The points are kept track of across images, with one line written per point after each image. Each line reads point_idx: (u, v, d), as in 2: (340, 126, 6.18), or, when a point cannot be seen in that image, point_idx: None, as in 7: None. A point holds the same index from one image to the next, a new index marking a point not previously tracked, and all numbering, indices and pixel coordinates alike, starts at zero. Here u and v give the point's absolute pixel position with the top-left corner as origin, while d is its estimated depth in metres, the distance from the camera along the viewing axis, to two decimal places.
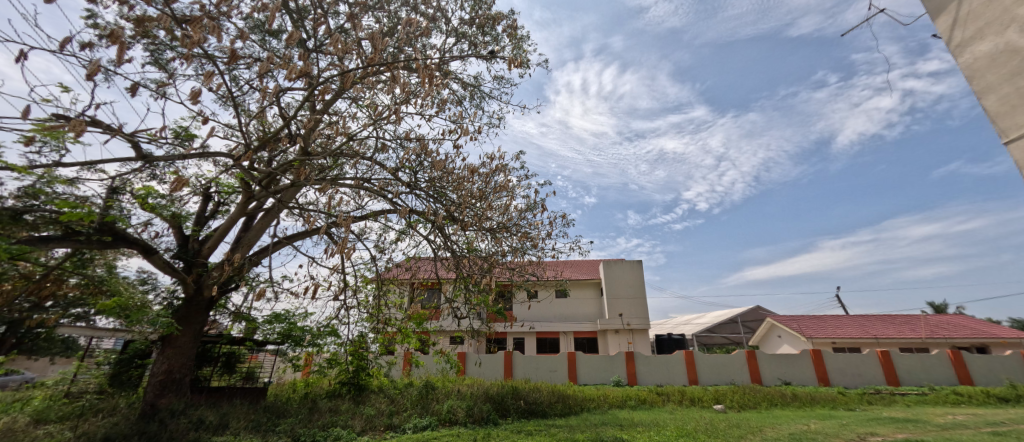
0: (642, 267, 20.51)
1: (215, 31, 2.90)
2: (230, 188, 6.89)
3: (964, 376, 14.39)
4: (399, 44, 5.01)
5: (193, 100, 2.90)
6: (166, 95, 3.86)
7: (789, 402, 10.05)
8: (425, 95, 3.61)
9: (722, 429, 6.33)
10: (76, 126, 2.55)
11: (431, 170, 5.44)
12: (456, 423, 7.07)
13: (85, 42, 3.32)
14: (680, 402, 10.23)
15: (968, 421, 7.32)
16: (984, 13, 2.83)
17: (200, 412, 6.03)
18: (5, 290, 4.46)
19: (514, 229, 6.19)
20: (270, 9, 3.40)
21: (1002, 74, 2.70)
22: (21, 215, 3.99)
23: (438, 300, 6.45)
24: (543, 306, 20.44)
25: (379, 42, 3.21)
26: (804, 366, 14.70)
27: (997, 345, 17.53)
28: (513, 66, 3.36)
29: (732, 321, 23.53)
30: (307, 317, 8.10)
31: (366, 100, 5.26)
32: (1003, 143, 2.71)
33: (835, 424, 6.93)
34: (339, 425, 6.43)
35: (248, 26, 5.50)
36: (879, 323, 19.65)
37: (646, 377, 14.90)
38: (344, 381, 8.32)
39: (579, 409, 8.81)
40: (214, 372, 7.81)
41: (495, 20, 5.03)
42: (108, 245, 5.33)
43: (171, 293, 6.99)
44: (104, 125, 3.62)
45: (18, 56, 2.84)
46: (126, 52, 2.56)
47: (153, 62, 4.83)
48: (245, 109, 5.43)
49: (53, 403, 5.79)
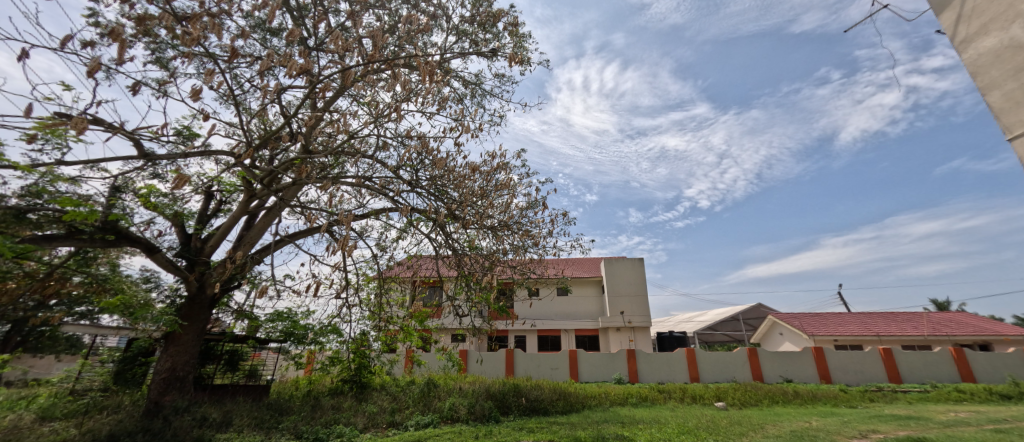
0: (644, 265, 20.52)
1: (215, 29, 2.90)
2: (232, 187, 6.90)
3: (967, 374, 14.34)
4: (399, 41, 4.99)
5: (193, 97, 2.90)
6: (167, 93, 3.86)
7: (790, 399, 10.04)
8: (427, 91, 3.60)
9: (723, 427, 6.32)
10: (77, 125, 2.55)
11: (432, 168, 5.44)
12: (457, 421, 7.10)
13: (85, 41, 3.31)
14: (681, 399, 10.24)
15: (970, 419, 7.29)
16: (988, 9, 2.82)
17: (204, 410, 6.07)
18: (7, 289, 4.47)
19: (515, 227, 6.19)
20: (270, 7, 3.41)
21: (1007, 70, 2.68)
22: (23, 215, 4.01)
23: (439, 298, 6.47)
24: (544, 304, 20.48)
25: (379, 41, 3.22)
26: (806, 363, 14.70)
27: (1001, 342, 17.43)
28: (513, 64, 3.35)
29: (733, 319, 23.52)
30: (310, 315, 8.10)
31: (367, 98, 5.25)
32: (1007, 140, 2.70)
33: (837, 421, 6.93)
34: (341, 422, 6.47)
35: (250, 25, 5.50)
36: (880, 321, 19.61)
37: (648, 375, 14.90)
38: (346, 379, 8.38)
39: (580, 406, 8.83)
40: (217, 370, 7.81)
41: (495, 17, 5.00)
42: (112, 244, 5.34)
43: (175, 292, 7.06)
44: (105, 123, 3.63)
45: (19, 55, 2.84)
46: (127, 50, 2.55)
47: (153, 61, 4.84)
48: (246, 108, 5.45)
49: (58, 400, 5.82)
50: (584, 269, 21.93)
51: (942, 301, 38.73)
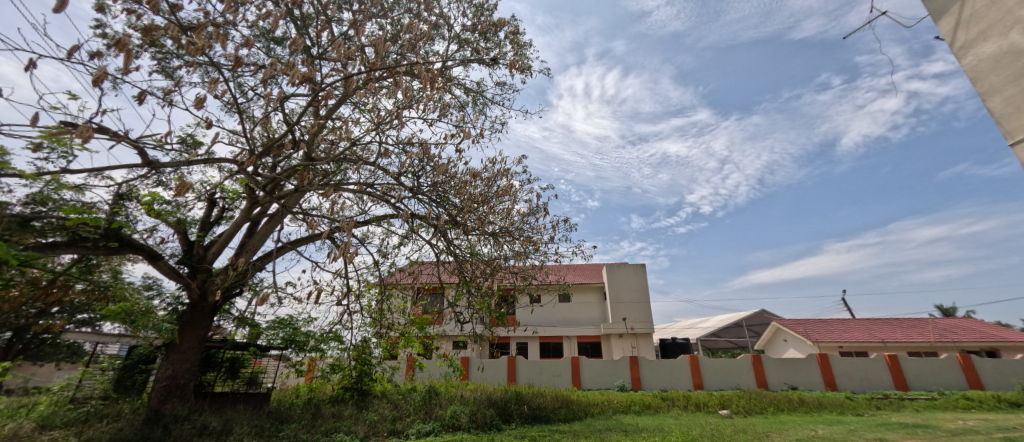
0: (644, 271, 20.45)
1: (219, 39, 2.95)
2: (235, 195, 6.96)
3: (976, 381, 14.13)
4: (401, 49, 5.03)
5: (196, 105, 2.99)
6: (173, 103, 3.93)
7: (797, 407, 9.90)
8: (428, 98, 3.64)
9: (728, 435, 6.23)
10: (82, 132, 2.57)
11: (434, 175, 5.53)
12: (459, 429, 7.06)
13: (94, 52, 3.35)
14: (685, 407, 10.14)
15: (979, 427, 7.15)
16: (987, 16, 2.83)
17: (204, 418, 6.01)
18: (9, 296, 4.51)
19: (517, 233, 6.18)
20: (275, 15, 3.46)
21: (1006, 76, 2.70)
22: (28, 222, 4.09)
23: (440, 305, 6.62)
24: (545, 310, 20.43)
25: (382, 48, 3.28)
26: (811, 370, 14.55)
27: (1009, 348, 17.18)
28: (513, 70, 3.41)
29: (738, 325, 22.49)
30: (311, 322, 8.11)
31: (369, 105, 5.32)
32: (1009, 145, 2.71)
33: (844, 429, 6.85)
34: (342, 430, 6.42)
35: (253, 33, 5.60)
36: (883, 326, 19.57)
37: (649, 382, 14.75)
38: (347, 386, 8.31)
39: (583, 414, 8.71)
40: (218, 378, 7.75)
41: (495, 26, 5.09)
42: (115, 252, 5.32)
43: (176, 299, 7.11)
44: (111, 132, 3.70)
45: (27, 64, 2.89)
46: (133, 60, 2.58)
47: (160, 70, 4.92)
48: (250, 116, 5.52)
49: (58, 409, 5.72)
50: (586, 275, 21.89)
51: (947, 309, 38.13)
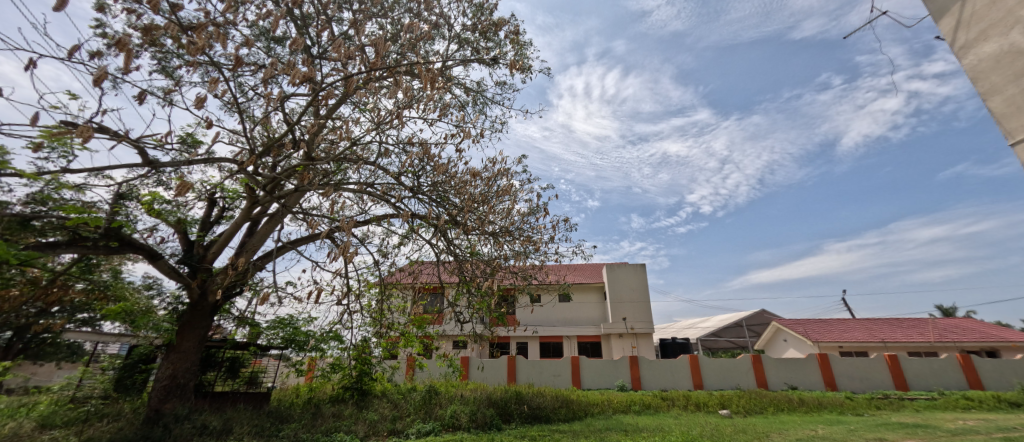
0: (644, 271, 20.45)
1: (219, 39, 2.95)
2: (235, 194, 6.96)
3: (976, 382, 14.13)
4: (401, 48, 5.02)
5: (196, 105, 2.99)
6: (173, 102, 3.93)
7: (797, 407, 9.90)
8: (428, 98, 3.64)
9: (728, 435, 6.23)
10: (82, 132, 2.57)
11: (434, 175, 5.53)
12: (459, 429, 7.07)
13: (94, 51, 3.34)
14: (685, 407, 10.14)
15: (979, 427, 7.14)
16: (987, 15, 2.83)
17: (204, 418, 6.01)
18: (10, 296, 4.51)
19: (517, 233, 6.17)
20: (275, 15, 3.47)
21: (1007, 76, 2.70)
22: (28, 222, 4.09)
23: (440, 304, 6.62)
24: (545, 310, 20.43)
25: (382, 48, 3.28)
26: (811, 370, 14.54)
27: (1009, 348, 17.17)
28: (514, 70, 3.41)
29: (738, 325, 22.43)
30: (311, 322, 8.12)
31: (369, 105, 5.32)
32: (1009, 145, 2.71)
33: (844, 429, 6.85)
34: (342, 430, 6.43)
35: (253, 33, 5.60)
36: (883, 326, 19.57)
37: (649, 382, 14.75)
38: (347, 386, 8.31)
39: (583, 414, 8.71)
40: (218, 377, 7.76)
41: (495, 25, 5.09)
42: (115, 251, 5.32)
43: (177, 299, 7.11)
44: (111, 132, 3.70)
45: (27, 64, 2.89)
46: (133, 59, 2.58)
47: (160, 69, 4.92)
48: (250, 116, 5.52)
49: (59, 408, 5.73)
50: (586, 275, 21.89)
51: (947, 309, 38.10)
